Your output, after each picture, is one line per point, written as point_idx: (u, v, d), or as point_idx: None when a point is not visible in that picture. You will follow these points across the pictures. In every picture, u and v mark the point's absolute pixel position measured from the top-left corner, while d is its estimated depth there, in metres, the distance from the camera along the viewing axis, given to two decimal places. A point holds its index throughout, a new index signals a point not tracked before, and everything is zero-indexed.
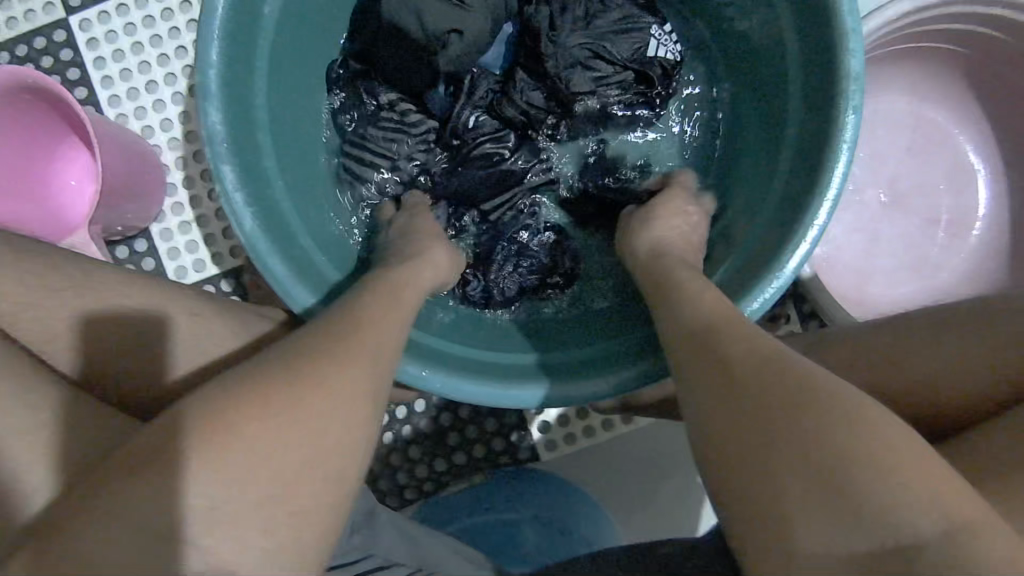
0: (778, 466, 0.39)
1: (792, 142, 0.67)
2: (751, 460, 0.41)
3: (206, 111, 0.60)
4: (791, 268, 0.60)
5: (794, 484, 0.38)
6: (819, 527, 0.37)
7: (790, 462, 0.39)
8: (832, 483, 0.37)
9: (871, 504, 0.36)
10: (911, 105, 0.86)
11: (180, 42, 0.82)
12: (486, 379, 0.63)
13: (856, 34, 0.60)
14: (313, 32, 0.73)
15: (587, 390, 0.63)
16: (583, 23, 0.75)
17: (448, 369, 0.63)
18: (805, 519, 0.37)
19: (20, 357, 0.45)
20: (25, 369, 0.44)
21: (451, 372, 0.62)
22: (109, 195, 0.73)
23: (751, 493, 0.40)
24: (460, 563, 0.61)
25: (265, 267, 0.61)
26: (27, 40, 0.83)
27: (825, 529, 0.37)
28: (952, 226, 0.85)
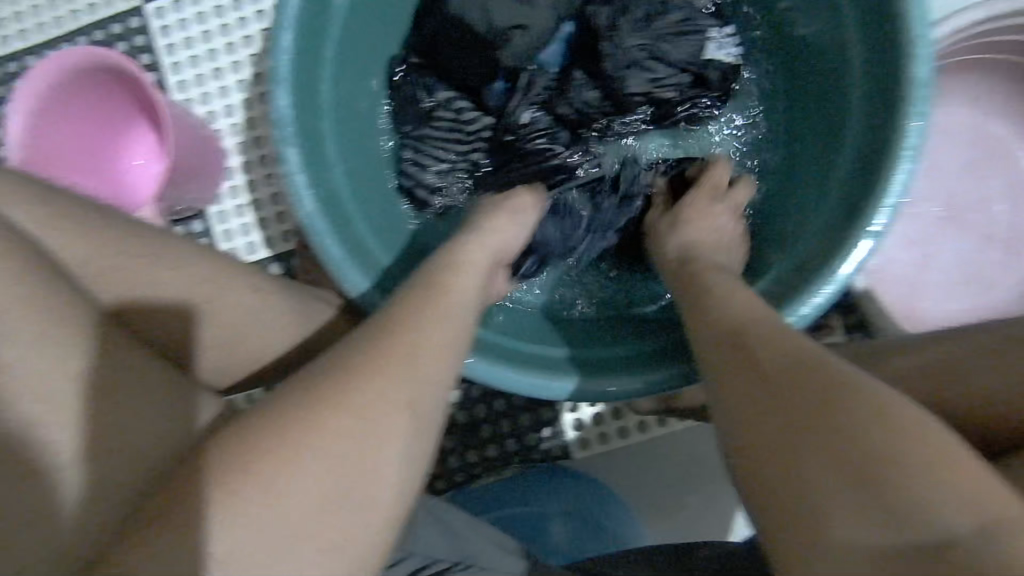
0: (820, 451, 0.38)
1: (852, 148, 0.66)
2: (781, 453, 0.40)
3: (275, 94, 0.62)
4: (842, 273, 0.60)
5: (816, 454, 0.38)
6: (853, 512, 0.35)
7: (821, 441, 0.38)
8: (849, 453, 0.37)
9: (901, 483, 0.35)
10: (974, 119, 0.84)
11: (247, 32, 0.85)
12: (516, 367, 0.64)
13: (925, 41, 0.59)
14: (376, 27, 0.74)
15: (610, 387, 0.63)
16: (643, 24, 0.74)
17: (486, 355, 0.64)
18: (836, 495, 0.36)
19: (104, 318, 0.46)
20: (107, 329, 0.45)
21: (488, 358, 0.63)
22: (176, 176, 0.76)
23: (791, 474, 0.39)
24: (498, 555, 0.60)
25: (323, 249, 0.62)
26: (103, 26, 0.86)
27: (865, 517, 0.35)
28: (1012, 242, 0.83)
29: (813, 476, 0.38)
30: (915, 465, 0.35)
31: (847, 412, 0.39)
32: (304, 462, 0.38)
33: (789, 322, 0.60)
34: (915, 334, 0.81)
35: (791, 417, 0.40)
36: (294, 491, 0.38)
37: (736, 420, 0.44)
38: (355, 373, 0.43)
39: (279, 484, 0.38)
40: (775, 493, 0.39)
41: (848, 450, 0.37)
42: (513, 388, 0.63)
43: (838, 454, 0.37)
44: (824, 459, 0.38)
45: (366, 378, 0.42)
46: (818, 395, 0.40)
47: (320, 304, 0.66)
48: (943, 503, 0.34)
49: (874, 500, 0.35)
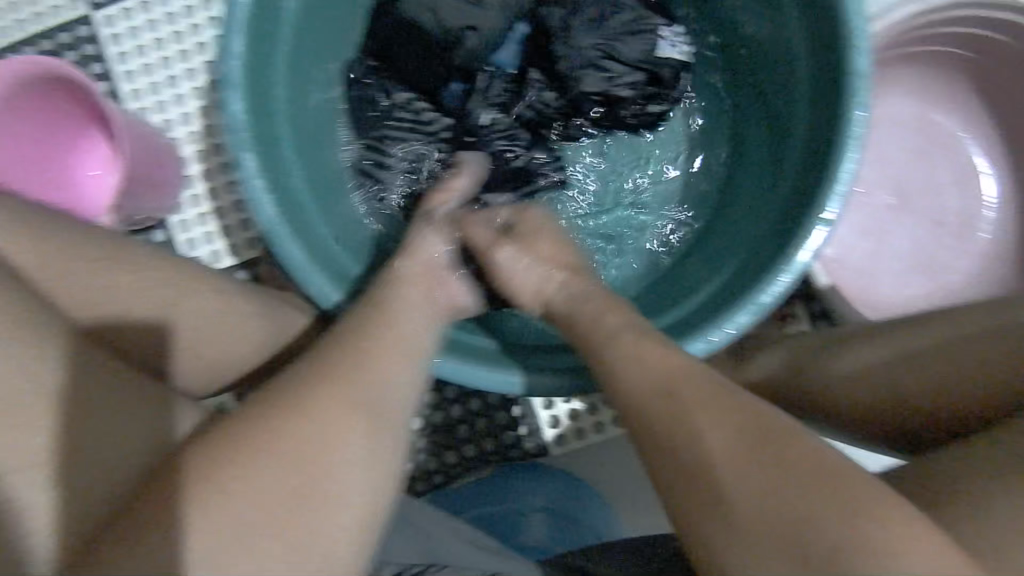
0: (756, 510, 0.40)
1: (801, 140, 0.68)
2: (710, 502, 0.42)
3: (228, 100, 0.61)
4: (799, 262, 0.61)
5: (749, 512, 0.40)
6: (771, 564, 0.39)
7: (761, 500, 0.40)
8: (783, 516, 0.39)
9: (830, 543, 0.38)
10: (918, 108, 0.87)
11: (201, 39, 0.84)
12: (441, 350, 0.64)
13: (862, 34, 0.61)
14: (330, 32, 0.74)
15: (520, 383, 0.63)
16: (595, 24, 0.76)
17: None
18: (762, 554, 0.39)
19: (60, 325, 0.45)
20: (65, 337, 0.45)
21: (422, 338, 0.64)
22: (132, 185, 0.75)
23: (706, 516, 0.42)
24: (475, 550, 0.61)
25: (283, 254, 0.62)
26: (52, 36, 0.85)
27: (777, 566, 0.38)
28: (960, 227, 0.86)
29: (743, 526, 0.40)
30: (828, 510, 0.39)
31: (791, 457, 0.42)
32: (275, 475, 0.40)
33: (749, 311, 0.62)
34: (873, 318, 0.83)
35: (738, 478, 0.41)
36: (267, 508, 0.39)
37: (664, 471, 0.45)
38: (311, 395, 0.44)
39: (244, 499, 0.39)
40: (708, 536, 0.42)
41: (778, 483, 0.40)
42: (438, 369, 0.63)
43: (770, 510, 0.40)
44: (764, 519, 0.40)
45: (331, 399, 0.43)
46: (753, 447, 0.42)
47: (286, 309, 0.66)
48: (875, 548, 0.37)
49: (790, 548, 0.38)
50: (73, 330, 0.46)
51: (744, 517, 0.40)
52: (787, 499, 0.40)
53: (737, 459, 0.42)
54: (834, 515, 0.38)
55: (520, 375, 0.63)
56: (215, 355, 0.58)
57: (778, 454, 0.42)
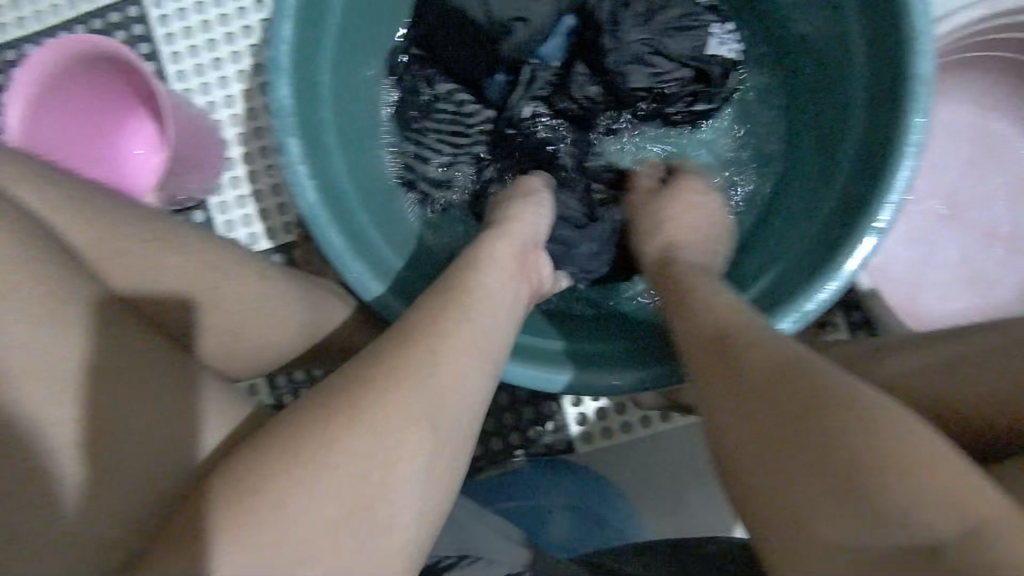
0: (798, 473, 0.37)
1: (854, 146, 0.66)
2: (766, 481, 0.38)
3: (275, 85, 0.61)
4: (847, 270, 0.60)
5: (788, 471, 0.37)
6: (826, 509, 0.35)
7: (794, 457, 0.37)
8: (832, 467, 0.35)
9: (878, 486, 0.34)
10: (974, 115, 0.84)
11: (248, 23, 0.84)
12: (523, 362, 0.63)
13: (926, 36, 0.59)
14: (377, 18, 0.74)
15: (608, 384, 0.63)
16: (644, 18, 0.74)
17: None
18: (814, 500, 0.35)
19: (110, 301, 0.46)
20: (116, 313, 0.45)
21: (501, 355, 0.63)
22: (176, 165, 0.76)
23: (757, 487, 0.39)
24: (504, 546, 0.60)
25: (325, 240, 0.62)
26: (102, 15, 0.86)
27: (833, 511, 0.35)
28: (1013, 241, 0.83)
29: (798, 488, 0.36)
30: (872, 446, 0.35)
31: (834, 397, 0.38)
32: (315, 462, 0.39)
33: (793, 318, 0.60)
34: (917, 330, 0.81)
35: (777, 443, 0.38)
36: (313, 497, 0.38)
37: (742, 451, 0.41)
38: (348, 380, 0.42)
39: (281, 486, 0.38)
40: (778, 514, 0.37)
41: (814, 441, 0.37)
42: (521, 381, 0.63)
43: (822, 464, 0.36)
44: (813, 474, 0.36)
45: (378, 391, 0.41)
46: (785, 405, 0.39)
47: (324, 295, 0.66)
48: (924, 501, 0.32)
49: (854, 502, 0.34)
50: (124, 308, 0.46)
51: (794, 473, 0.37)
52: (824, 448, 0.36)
53: (778, 416, 0.39)
54: (878, 464, 0.34)
55: (570, 374, 0.63)
56: (255, 338, 0.58)
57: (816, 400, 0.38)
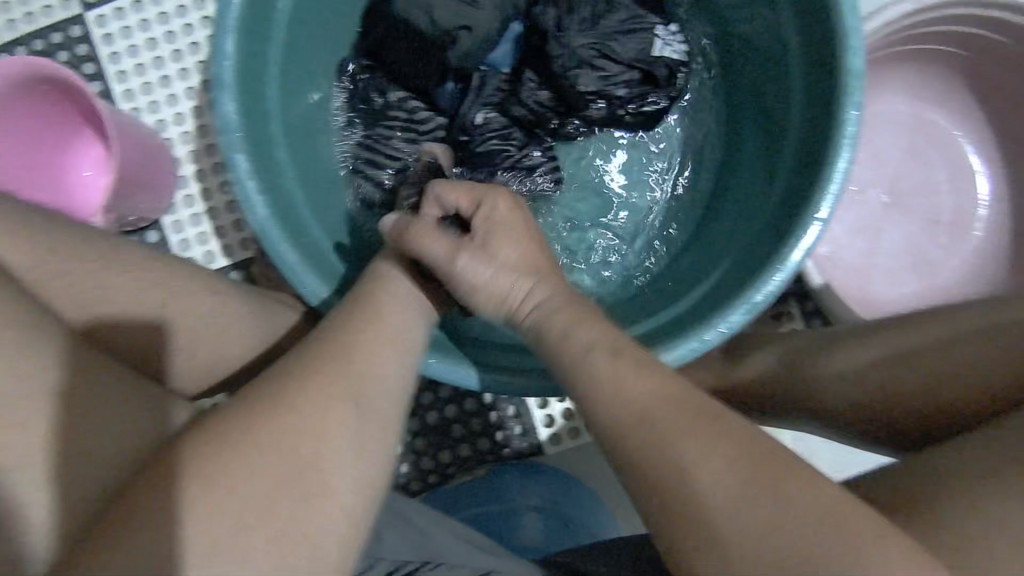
0: (739, 519, 0.37)
1: (794, 141, 0.68)
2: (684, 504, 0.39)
3: (220, 101, 0.61)
4: (793, 261, 0.61)
5: (725, 505, 0.38)
6: (757, 562, 0.36)
7: (732, 497, 0.38)
8: (779, 522, 0.36)
9: (822, 543, 0.35)
10: (912, 107, 0.87)
11: (195, 39, 0.84)
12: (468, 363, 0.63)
13: (856, 32, 0.61)
14: (323, 30, 0.74)
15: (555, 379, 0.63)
16: (590, 23, 0.76)
17: (443, 354, 0.64)
18: (744, 544, 0.37)
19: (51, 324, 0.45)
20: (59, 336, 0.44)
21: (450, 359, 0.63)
22: (125, 186, 0.75)
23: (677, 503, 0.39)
24: (467, 552, 0.60)
25: (277, 254, 0.62)
26: (44, 35, 0.84)
27: (764, 563, 0.36)
28: (954, 226, 0.86)
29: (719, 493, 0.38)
30: (823, 522, 0.36)
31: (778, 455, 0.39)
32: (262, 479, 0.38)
33: (743, 310, 0.62)
34: (868, 317, 0.83)
35: (711, 447, 0.39)
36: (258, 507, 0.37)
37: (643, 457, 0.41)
38: (295, 397, 0.42)
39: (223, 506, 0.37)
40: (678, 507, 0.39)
41: (768, 489, 0.37)
42: (468, 383, 0.63)
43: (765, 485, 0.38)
44: (726, 485, 0.38)
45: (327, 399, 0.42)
46: (749, 455, 0.39)
47: (280, 309, 0.66)
48: (865, 562, 0.35)
49: (783, 520, 0.36)
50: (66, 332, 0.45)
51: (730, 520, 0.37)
52: (774, 499, 0.37)
53: (731, 456, 0.39)
54: (822, 521, 0.36)
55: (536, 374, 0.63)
56: (208, 355, 0.58)
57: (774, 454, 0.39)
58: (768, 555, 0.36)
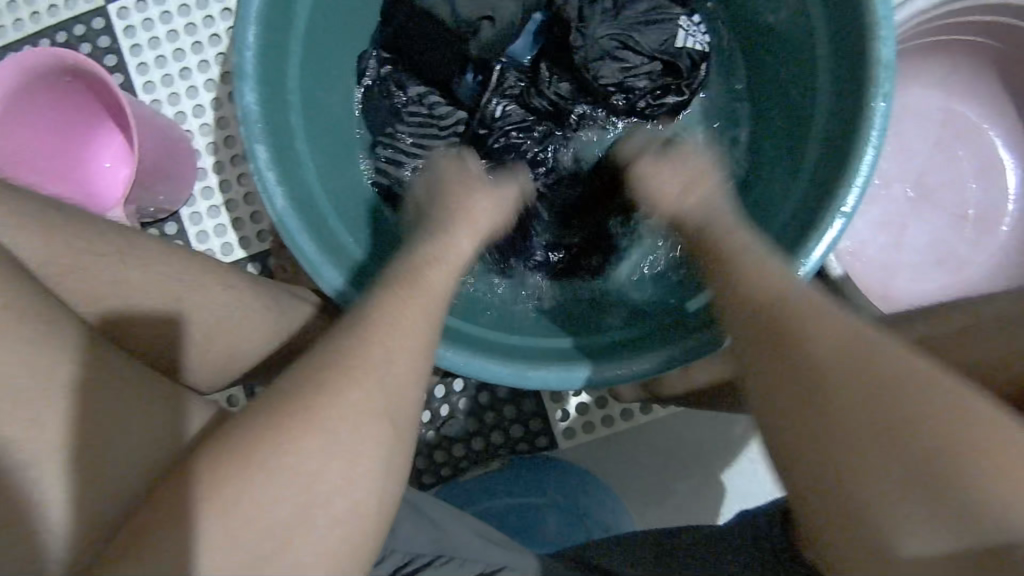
0: (883, 464, 0.38)
1: (820, 133, 0.67)
2: (820, 468, 0.40)
3: (241, 92, 0.61)
4: (817, 256, 0.60)
5: (859, 450, 0.39)
6: (916, 515, 0.37)
7: (862, 449, 0.39)
8: (941, 467, 0.37)
9: (971, 490, 0.36)
10: (940, 99, 0.85)
11: (214, 31, 0.84)
12: (506, 360, 0.62)
13: (886, 22, 0.60)
14: (344, 21, 0.74)
15: (623, 370, 0.62)
16: (612, 13, 0.75)
17: (481, 353, 0.63)
18: (901, 504, 0.37)
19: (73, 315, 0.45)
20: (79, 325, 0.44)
21: (483, 355, 0.62)
22: (146, 177, 0.75)
23: (811, 459, 0.41)
24: (481, 543, 0.59)
25: (297, 248, 0.62)
26: (66, 27, 0.85)
27: (926, 515, 0.37)
28: (980, 221, 0.84)
29: (856, 457, 0.39)
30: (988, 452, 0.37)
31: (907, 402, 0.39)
32: (280, 475, 0.38)
33: None
34: (890, 314, 0.82)
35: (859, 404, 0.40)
36: (275, 494, 0.37)
37: (783, 397, 0.43)
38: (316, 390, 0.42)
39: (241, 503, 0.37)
40: (835, 497, 0.39)
41: (881, 412, 0.39)
42: (509, 380, 0.61)
43: (935, 475, 0.37)
44: (864, 440, 0.39)
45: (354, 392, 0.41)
46: (885, 402, 0.39)
47: (297, 302, 0.66)
48: (1009, 500, 0.36)
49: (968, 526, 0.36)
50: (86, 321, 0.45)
51: (891, 472, 0.38)
52: (897, 430, 0.38)
53: (857, 412, 0.40)
54: (974, 440, 0.37)
55: (585, 369, 0.62)
56: (227, 345, 0.58)
57: (903, 389, 0.40)
58: (922, 509, 0.37)
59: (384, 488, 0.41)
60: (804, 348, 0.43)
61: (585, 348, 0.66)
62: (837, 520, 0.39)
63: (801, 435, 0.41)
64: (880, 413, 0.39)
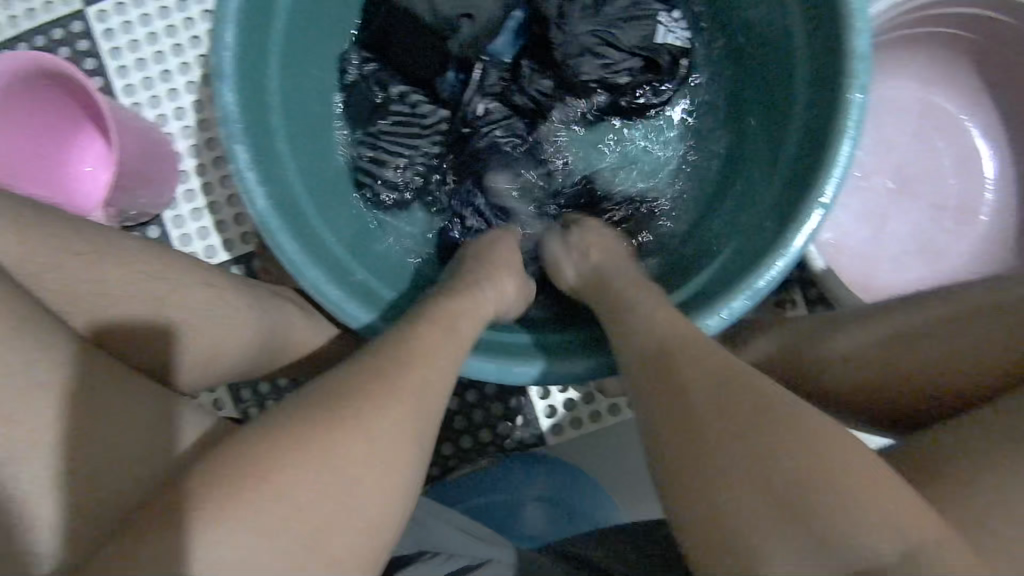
0: (740, 478, 0.41)
1: (799, 124, 0.67)
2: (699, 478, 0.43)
3: (220, 92, 0.61)
4: (796, 247, 0.61)
5: (732, 466, 0.42)
6: (773, 525, 0.39)
7: (738, 461, 0.42)
8: (790, 482, 0.40)
9: (824, 503, 0.39)
10: (918, 91, 0.86)
11: (195, 33, 0.84)
12: (479, 352, 0.63)
13: (861, 14, 0.60)
14: (324, 20, 0.74)
15: (591, 366, 0.63)
16: (592, 10, 0.76)
17: None
18: (761, 515, 0.40)
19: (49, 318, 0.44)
20: (55, 327, 0.44)
21: (454, 346, 0.63)
22: (126, 180, 0.75)
23: (685, 475, 0.43)
24: (468, 538, 0.60)
25: (279, 248, 0.62)
26: (45, 31, 0.84)
27: (777, 525, 0.39)
28: (959, 211, 0.85)
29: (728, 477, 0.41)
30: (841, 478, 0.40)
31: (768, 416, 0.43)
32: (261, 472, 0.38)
33: (745, 296, 0.61)
34: (872, 305, 0.83)
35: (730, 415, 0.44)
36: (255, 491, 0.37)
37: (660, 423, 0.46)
38: None
39: None
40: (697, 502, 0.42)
41: (754, 438, 0.42)
42: (479, 372, 0.62)
43: (788, 485, 0.40)
44: (742, 456, 0.42)
45: (339, 409, 0.42)
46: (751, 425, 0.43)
47: (280, 303, 0.65)
48: (857, 521, 0.38)
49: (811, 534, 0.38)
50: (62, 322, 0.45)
51: (742, 483, 0.41)
52: (766, 446, 0.41)
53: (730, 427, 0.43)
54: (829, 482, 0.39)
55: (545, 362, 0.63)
56: (209, 345, 0.57)
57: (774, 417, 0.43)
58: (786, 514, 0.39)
59: (366, 485, 0.41)
60: (678, 380, 0.47)
61: (555, 342, 0.67)
62: (706, 519, 0.41)
63: (679, 457, 0.44)
64: (752, 443, 0.42)
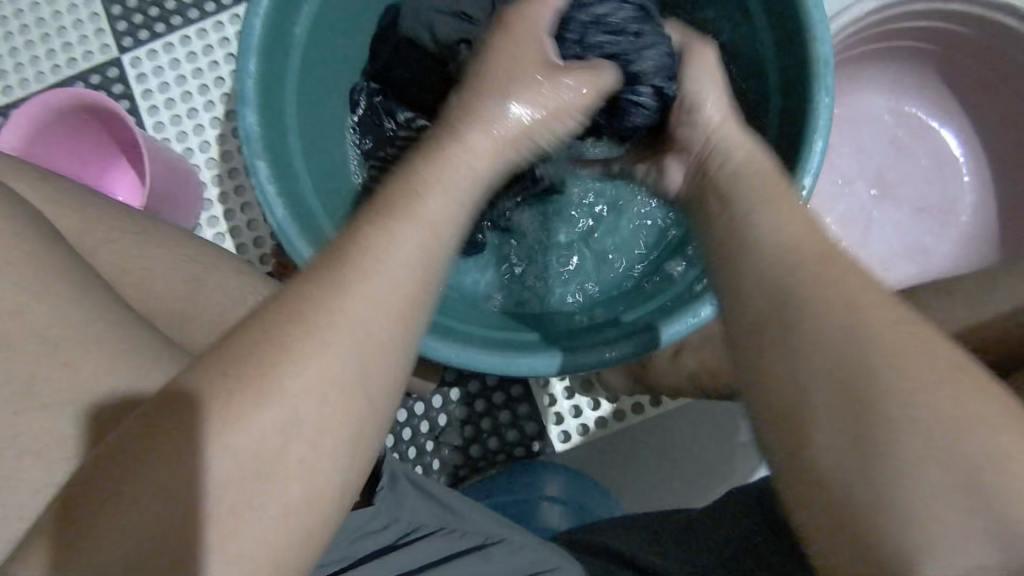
0: (907, 462, 0.34)
1: (775, 129, 0.73)
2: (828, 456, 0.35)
3: (243, 115, 0.68)
4: None
5: (892, 450, 0.34)
6: (950, 512, 0.33)
7: (900, 439, 0.34)
8: (974, 466, 0.33)
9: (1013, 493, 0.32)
10: (890, 103, 0.91)
11: (219, 74, 0.92)
12: (479, 350, 0.66)
13: (821, 24, 0.66)
14: (336, 55, 0.82)
15: (592, 359, 0.66)
16: None
17: (456, 342, 0.67)
18: (937, 502, 0.33)
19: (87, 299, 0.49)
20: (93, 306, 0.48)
21: (456, 343, 0.66)
22: (154, 203, 0.81)
23: (816, 450, 0.36)
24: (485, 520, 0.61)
25: (298, 254, 0.67)
26: (84, 78, 0.93)
27: (952, 513, 0.33)
28: (939, 213, 0.89)
29: (899, 449, 0.34)
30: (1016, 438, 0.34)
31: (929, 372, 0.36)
32: None
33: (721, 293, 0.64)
34: None
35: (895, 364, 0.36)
36: None
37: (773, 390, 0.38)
38: None
39: None
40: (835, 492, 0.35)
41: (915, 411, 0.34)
42: (479, 365, 0.65)
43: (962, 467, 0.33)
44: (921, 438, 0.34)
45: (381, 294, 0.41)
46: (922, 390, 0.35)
47: None
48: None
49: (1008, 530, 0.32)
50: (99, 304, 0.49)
51: (919, 471, 0.33)
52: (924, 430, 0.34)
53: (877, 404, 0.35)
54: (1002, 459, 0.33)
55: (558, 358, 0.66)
56: None
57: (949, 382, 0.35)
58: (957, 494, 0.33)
59: None
60: (806, 315, 0.38)
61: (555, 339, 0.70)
62: (835, 515, 0.34)
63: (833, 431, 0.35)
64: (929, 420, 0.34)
